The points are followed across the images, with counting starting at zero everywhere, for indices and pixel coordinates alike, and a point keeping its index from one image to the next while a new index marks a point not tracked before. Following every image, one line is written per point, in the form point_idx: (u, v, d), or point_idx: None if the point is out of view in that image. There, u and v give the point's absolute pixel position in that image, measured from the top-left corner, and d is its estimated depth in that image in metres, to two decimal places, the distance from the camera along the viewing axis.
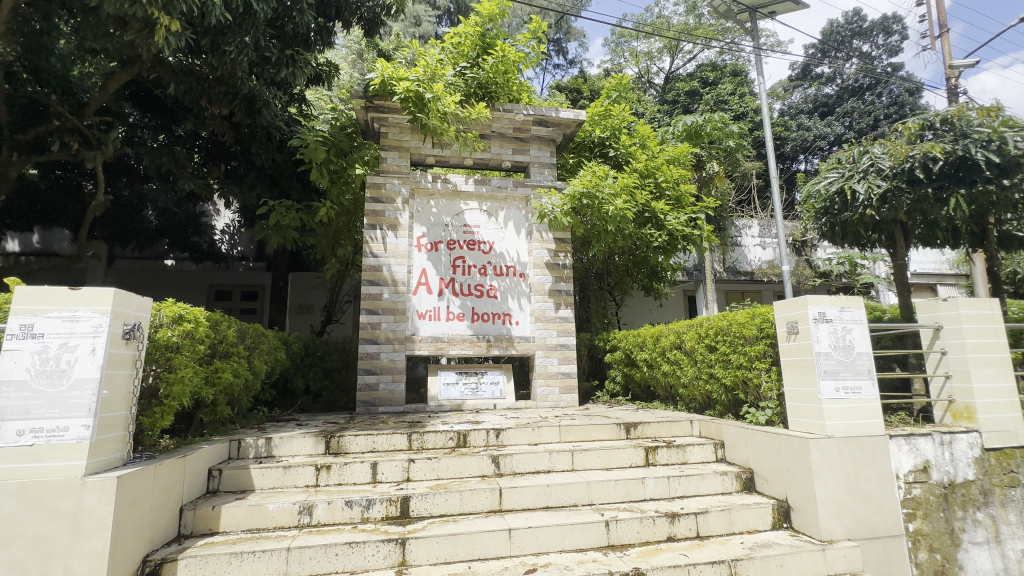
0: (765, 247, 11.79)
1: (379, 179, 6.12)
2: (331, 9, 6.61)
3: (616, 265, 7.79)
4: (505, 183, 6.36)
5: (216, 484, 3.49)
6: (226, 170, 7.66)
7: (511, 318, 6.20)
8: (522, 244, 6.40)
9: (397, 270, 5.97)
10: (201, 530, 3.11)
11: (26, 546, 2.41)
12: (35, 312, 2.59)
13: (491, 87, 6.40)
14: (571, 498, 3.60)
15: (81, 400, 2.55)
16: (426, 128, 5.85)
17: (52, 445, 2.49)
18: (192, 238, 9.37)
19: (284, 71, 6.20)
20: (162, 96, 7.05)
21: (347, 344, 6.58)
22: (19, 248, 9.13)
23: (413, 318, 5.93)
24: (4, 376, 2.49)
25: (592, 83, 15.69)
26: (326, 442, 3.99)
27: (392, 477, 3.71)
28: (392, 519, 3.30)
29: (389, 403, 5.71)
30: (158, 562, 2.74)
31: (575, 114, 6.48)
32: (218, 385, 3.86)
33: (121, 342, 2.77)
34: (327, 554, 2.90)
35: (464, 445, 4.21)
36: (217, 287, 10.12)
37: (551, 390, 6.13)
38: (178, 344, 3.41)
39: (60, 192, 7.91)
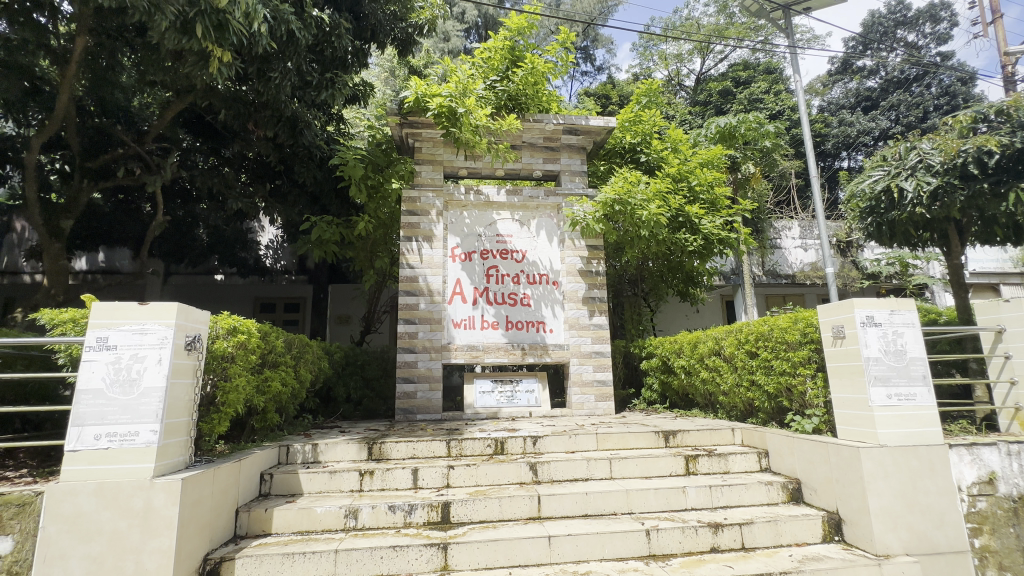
0: (807, 249, 11.40)
1: (414, 193, 6.30)
2: (366, 32, 6.93)
3: (650, 271, 7.72)
4: (537, 193, 6.42)
5: (268, 488, 3.66)
6: (270, 189, 8.03)
7: (544, 326, 6.23)
8: (554, 252, 6.44)
9: (432, 280, 6.12)
10: (255, 531, 3.28)
11: (102, 542, 2.61)
12: (110, 326, 2.83)
13: (521, 99, 6.50)
14: (610, 506, 3.58)
15: (149, 407, 2.75)
16: (459, 141, 6.00)
17: (124, 448, 2.70)
18: (240, 254, 9.74)
19: (324, 93, 6.52)
20: (213, 122, 7.51)
21: (385, 353, 6.76)
22: (86, 266, 9.85)
23: (448, 327, 6.06)
24: (84, 385, 2.73)
25: (621, 89, 15.65)
26: (368, 448, 4.13)
27: (432, 483, 3.79)
28: (434, 524, 3.37)
29: (427, 411, 5.84)
30: (216, 561, 2.89)
31: (605, 122, 6.50)
32: (268, 393, 4.09)
33: (184, 353, 2.98)
34: (372, 556, 2.99)
35: (501, 453, 4.25)
36: (261, 300, 10.69)
37: (587, 398, 6.10)
38: (233, 355, 3.60)
39: (121, 214, 8.50)
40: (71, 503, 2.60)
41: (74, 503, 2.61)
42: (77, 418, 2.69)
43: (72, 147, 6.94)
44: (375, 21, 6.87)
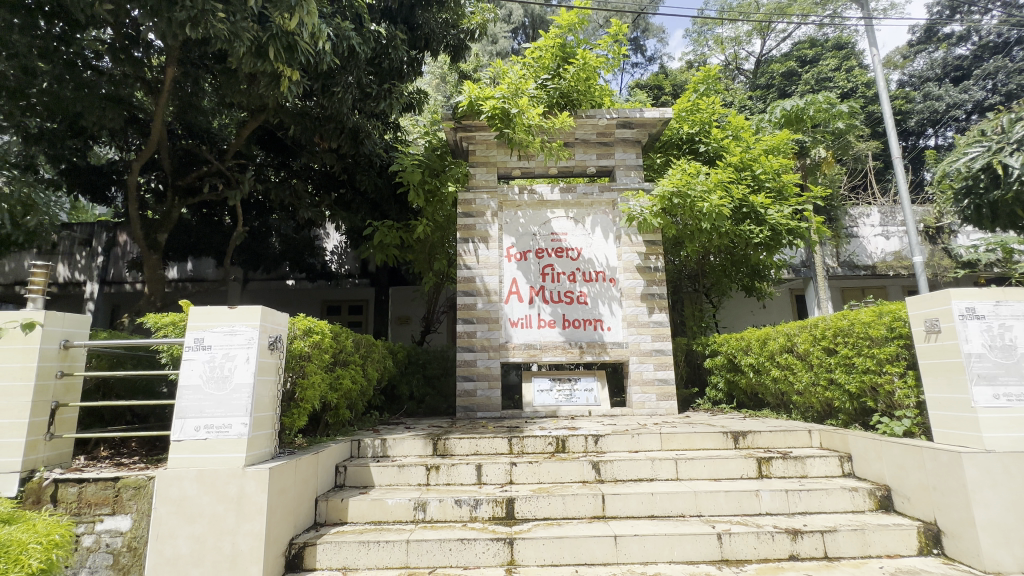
0: (889, 237, 10.47)
1: (469, 196, 6.42)
2: (421, 41, 7.15)
3: (712, 266, 7.40)
4: (591, 189, 6.36)
5: (343, 479, 3.88)
6: (335, 197, 8.49)
7: (602, 324, 6.15)
8: (610, 248, 6.34)
9: (489, 280, 6.21)
10: (333, 519, 3.48)
11: (203, 523, 2.87)
12: (205, 328, 3.11)
13: (573, 96, 6.45)
14: (678, 507, 3.48)
15: (240, 402, 3.00)
16: (513, 142, 6.07)
17: (220, 439, 2.96)
18: (308, 260, 10.32)
19: (383, 104, 6.79)
20: (283, 137, 8.05)
21: (445, 352, 6.94)
22: (177, 274, 10.82)
23: (506, 326, 6.13)
24: (184, 381, 3.02)
25: (675, 78, 15.13)
26: (433, 444, 4.26)
27: (496, 479, 3.86)
28: (499, 520, 3.43)
29: (487, 408, 5.95)
30: (301, 545, 3.11)
31: (660, 113, 6.30)
32: (340, 389, 4.33)
33: (268, 352, 3.22)
34: (441, 548, 3.09)
35: (563, 451, 4.25)
36: (328, 303, 11.45)
37: (649, 397, 5.95)
38: (309, 353, 3.83)
39: (206, 227, 9.28)
40: (179, 487, 2.90)
41: (180, 487, 2.91)
42: (180, 411, 2.99)
43: (165, 168, 7.68)
44: (428, 29, 7.07)
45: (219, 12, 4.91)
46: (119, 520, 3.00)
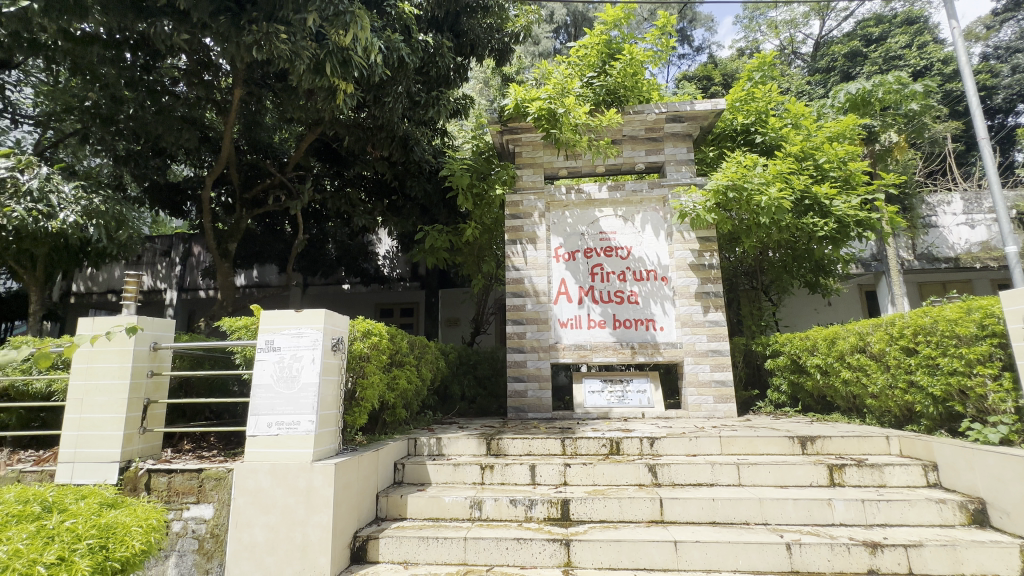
0: (974, 225, 9.56)
1: (517, 197, 6.46)
2: (466, 48, 7.30)
3: (771, 262, 7.05)
4: (640, 186, 6.22)
5: (401, 476, 4.01)
6: (387, 204, 8.79)
7: (654, 324, 6.01)
8: (661, 246, 6.19)
9: (538, 281, 6.22)
10: (393, 515, 3.60)
11: (277, 514, 3.06)
12: (274, 330, 3.31)
13: (620, 92, 6.34)
14: (742, 515, 3.34)
15: (307, 400, 3.17)
16: (560, 142, 6.05)
17: (289, 435, 3.15)
18: (362, 264, 10.68)
19: (431, 111, 6.97)
20: (338, 148, 8.43)
21: (495, 353, 7.02)
22: (244, 281, 11.61)
23: (556, 326, 6.11)
24: (257, 380, 3.23)
25: (725, 67, 14.53)
26: (487, 443, 4.31)
27: (550, 480, 3.85)
28: (554, 521, 3.42)
29: (538, 409, 5.95)
30: (364, 538, 3.24)
31: (713, 105, 6.06)
32: (397, 389, 4.48)
33: (331, 353, 3.38)
34: (498, 547, 3.13)
35: (617, 453, 4.18)
36: (381, 306, 11.84)
37: (705, 399, 5.75)
38: (368, 354, 3.98)
39: (269, 235, 9.86)
40: (254, 480, 3.11)
41: (256, 480, 3.11)
42: (254, 409, 3.20)
43: (233, 182, 8.25)
44: (473, 36, 7.21)
45: (281, 34, 5.22)
46: (203, 508, 3.25)
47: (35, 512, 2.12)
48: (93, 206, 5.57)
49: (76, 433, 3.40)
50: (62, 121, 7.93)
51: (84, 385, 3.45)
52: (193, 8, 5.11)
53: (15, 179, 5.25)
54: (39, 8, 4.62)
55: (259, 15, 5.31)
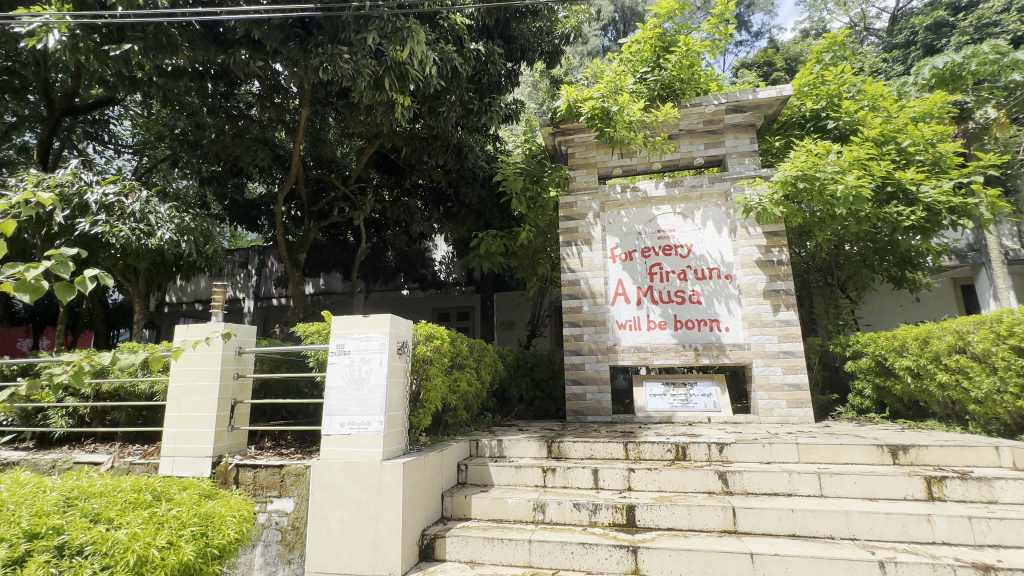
0: None
1: (571, 199, 6.42)
2: (517, 52, 7.38)
3: (849, 256, 6.54)
4: (699, 181, 5.98)
5: (464, 477, 4.08)
6: (443, 211, 9.02)
7: (719, 325, 5.75)
8: (724, 242, 5.91)
9: (594, 282, 6.14)
10: (458, 515, 3.67)
11: (351, 510, 3.21)
12: (345, 335, 3.49)
13: (676, 85, 6.15)
14: (825, 528, 3.11)
15: (377, 402, 3.31)
16: (614, 141, 5.95)
17: (360, 435, 3.30)
18: (420, 271, 10.91)
19: (484, 118, 7.10)
20: (395, 159, 8.77)
21: (552, 356, 6.99)
22: (312, 290, 12.34)
23: (613, 328, 6.00)
24: (331, 382, 3.42)
25: (788, 50, 13.68)
26: (548, 446, 4.30)
27: (614, 485, 3.77)
28: (620, 527, 3.35)
29: (597, 412, 5.86)
30: (432, 536, 3.33)
31: (778, 92, 5.72)
32: (458, 391, 4.57)
33: (397, 356, 3.51)
34: (564, 551, 3.11)
35: (683, 459, 4.03)
36: (439, 310, 12.15)
37: (778, 403, 5.42)
38: (431, 357, 4.09)
39: (333, 245, 10.36)
40: (329, 477, 3.29)
41: (331, 476, 3.29)
42: (328, 409, 3.39)
43: (302, 196, 8.79)
44: (524, 40, 7.29)
45: (344, 54, 5.53)
46: (284, 502, 3.48)
47: (147, 500, 2.36)
48: (184, 224, 6.25)
49: (176, 430, 3.75)
50: (155, 149, 8.81)
51: (181, 386, 3.80)
52: (266, 37, 5.53)
53: (121, 203, 5.84)
54: (138, 49, 5.16)
55: (324, 38, 5.67)
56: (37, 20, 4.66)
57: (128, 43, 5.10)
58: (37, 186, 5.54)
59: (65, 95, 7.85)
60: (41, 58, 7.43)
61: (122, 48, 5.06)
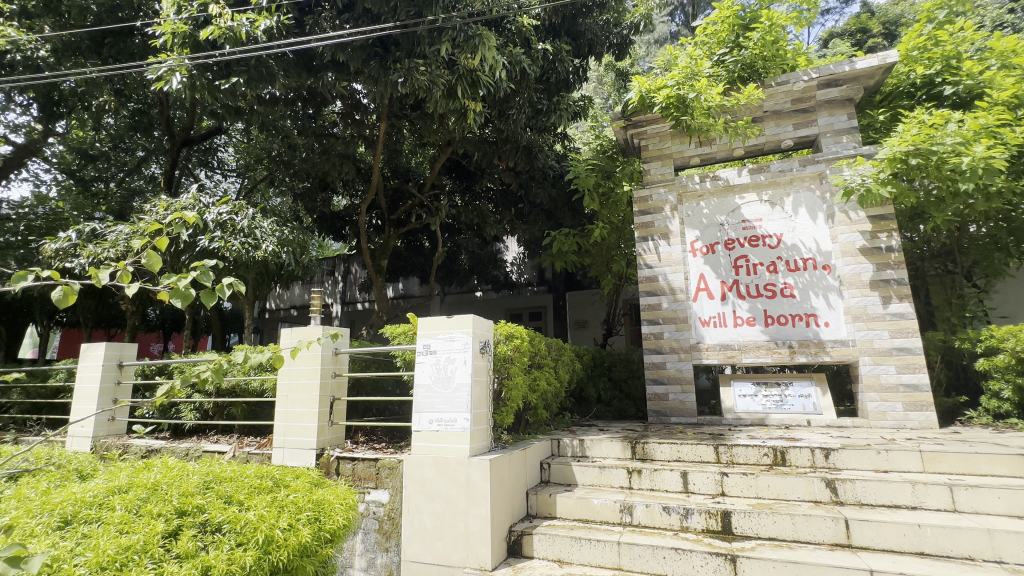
0: None
1: (645, 192, 6.21)
2: (584, 48, 7.32)
3: (975, 239, 5.75)
4: (789, 165, 5.54)
5: (547, 475, 4.09)
6: (514, 212, 9.12)
7: (817, 320, 5.28)
8: (820, 230, 5.42)
9: (673, 278, 5.89)
10: (543, 513, 3.69)
11: (442, 503, 3.34)
12: (431, 335, 3.64)
13: (758, 65, 5.74)
14: (962, 548, 2.76)
15: (462, 400, 3.42)
16: (691, 129, 5.68)
17: (448, 431, 3.42)
18: (493, 272, 11.14)
19: (553, 117, 7.12)
20: (467, 164, 9.02)
21: (630, 355, 6.81)
22: (393, 293, 13.01)
23: (696, 325, 5.73)
24: (419, 380, 3.59)
25: (886, 13, 12.30)
26: (632, 447, 4.19)
27: (705, 489, 3.59)
28: (714, 533, 3.18)
29: (681, 413, 5.62)
30: (519, 533, 3.38)
31: (880, 59, 5.14)
32: (538, 390, 4.59)
33: (480, 355, 3.59)
34: (655, 555, 3.01)
35: (783, 464, 3.75)
36: (511, 310, 12.29)
37: (892, 406, 4.86)
38: (512, 356, 4.14)
39: (411, 251, 10.86)
40: (420, 471, 3.45)
41: (422, 470, 3.44)
42: (418, 406, 3.56)
43: (382, 205, 9.29)
44: (591, 35, 7.22)
45: (420, 67, 5.78)
46: (380, 493, 3.70)
47: (269, 486, 2.62)
48: (284, 237, 6.88)
49: (284, 424, 4.12)
50: (255, 171, 9.76)
51: (288, 384, 4.18)
52: (350, 58, 5.93)
53: (232, 221, 6.57)
54: (242, 81, 5.74)
55: (402, 53, 5.97)
56: (163, 65, 5.46)
57: (235, 77, 5.68)
58: (167, 210, 6.36)
59: (183, 129, 8.95)
60: (164, 98, 8.53)
61: (230, 82, 5.67)
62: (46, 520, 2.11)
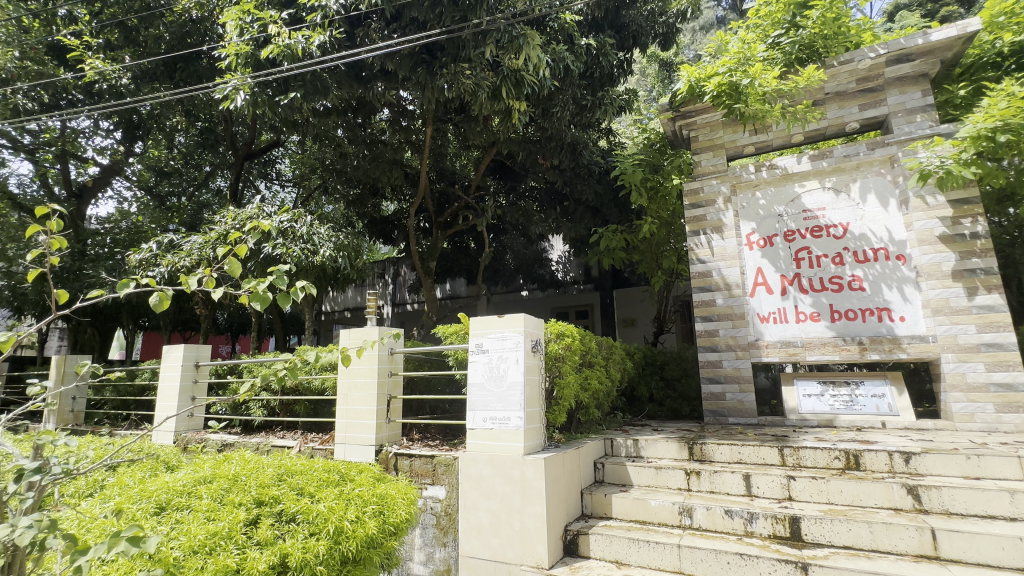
0: None
1: (696, 185, 6.01)
2: (628, 40, 7.20)
3: None
4: (855, 149, 5.18)
5: (601, 475, 4.05)
6: (559, 211, 9.08)
7: (891, 314, 4.92)
8: (892, 218, 5.04)
9: (728, 272, 5.66)
10: (598, 513, 3.66)
11: (497, 500, 3.38)
12: (483, 335, 3.69)
13: (818, 44, 5.42)
14: None
15: (516, 398, 3.44)
16: (745, 116, 5.44)
17: (502, 430, 3.46)
18: (539, 271, 11.13)
19: (598, 112, 7.08)
20: (511, 164, 9.07)
21: (683, 353, 6.60)
22: (441, 294, 13.29)
23: (754, 322, 5.47)
24: (473, 379, 3.65)
25: None
26: (689, 448, 4.07)
27: (771, 493, 3.43)
28: (782, 539, 3.03)
29: (740, 414, 5.39)
30: (575, 533, 3.37)
31: (960, 28, 4.72)
32: (590, 389, 4.56)
33: (532, 354, 3.61)
34: (718, 560, 2.91)
35: (857, 469, 3.52)
36: (558, 309, 12.23)
37: (981, 407, 4.44)
38: (563, 355, 4.13)
39: (457, 252, 11.05)
40: (476, 468, 3.50)
41: (477, 467, 3.50)
42: (472, 404, 3.63)
43: (429, 208, 9.50)
44: (636, 26, 7.08)
45: (466, 70, 5.89)
46: (436, 489, 3.79)
47: (336, 479, 2.76)
48: (339, 242, 7.18)
49: (345, 421, 4.31)
50: (310, 180, 10.25)
51: (348, 382, 4.37)
52: (399, 66, 6.11)
53: (293, 228, 6.94)
54: (299, 95, 6.05)
55: (447, 58, 6.07)
56: (228, 84, 5.85)
57: (293, 91, 6.01)
58: (234, 220, 6.81)
59: (246, 143, 9.53)
60: (228, 115, 9.13)
61: (288, 97, 6.00)
62: (145, 506, 2.32)
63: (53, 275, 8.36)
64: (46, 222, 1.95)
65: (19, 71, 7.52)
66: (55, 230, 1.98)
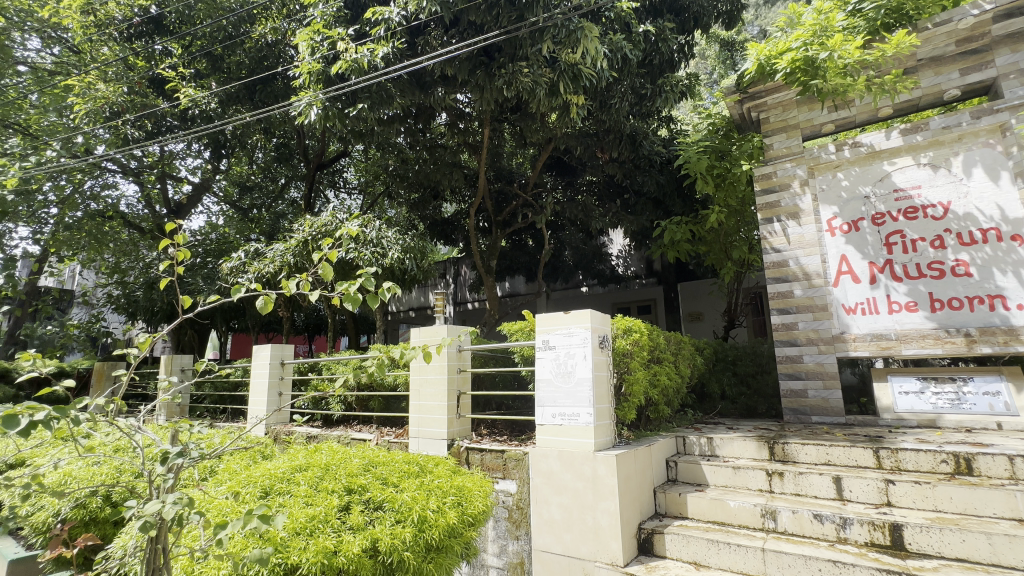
0: None
1: (768, 169, 5.68)
2: (689, 23, 6.92)
3: None
4: (956, 119, 4.66)
5: (675, 474, 3.93)
6: (620, 204, 8.91)
7: (1005, 302, 4.38)
8: (1006, 193, 4.47)
9: (807, 261, 5.30)
10: (673, 512, 3.56)
11: (569, 496, 3.39)
12: (549, 331, 3.71)
13: (907, 7, 4.90)
14: None
15: (584, 394, 3.43)
16: (823, 93, 5.05)
17: (571, 425, 3.46)
18: (599, 266, 10.99)
19: (658, 101, 6.88)
20: (568, 159, 9.03)
21: (758, 348, 6.25)
22: (501, 292, 13.47)
23: (839, 313, 5.07)
24: (541, 375, 3.69)
25: None
26: (770, 448, 3.85)
27: (866, 498, 3.18)
28: (881, 548, 2.80)
29: (825, 412, 5.04)
30: (650, 532, 3.30)
31: None
32: (659, 385, 4.44)
33: (599, 350, 3.57)
34: (808, 566, 2.74)
35: (968, 474, 3.18)
36: (618, 305, 12.00)
37: None
38: (631, 351, 4.08)
39: (516, 250, 11.15)
40: (547, 463, 3.54)
41: (548, 462, 3.53)
42: (540, 400, 3.66)
43: (488, 208, 9.67)
44: (697, 7, 6.79)
45: (524, 69, 5.94)
46: (508, 483, 3.87)
47: (416, 471, 2.90)
48: (406, 244, 7.49)
49: (418, 416, 4.51)
50: (375, 186, 10.75)
51: (420, 378, 4.56)
52: (458, 70, 6.26)
53: (364, 233, 7.34)
54: (365, 107, 6.37)
55: (505, 59, 6.14)
56: (304, 101, 6.29)
57: (361, 103, 6.35)
58: (310, 228, 7.30)
59: (317, 155, 10.17)
60: (301, 130, 9.78)
61: (357, 108, 6.34)
62: (252, 489, 2.56)
63: (176, 280, 9.72)
64: (173, 236, 2.26)
65: (128, 104, 8.43)
66: (180, 242, 2.27)
